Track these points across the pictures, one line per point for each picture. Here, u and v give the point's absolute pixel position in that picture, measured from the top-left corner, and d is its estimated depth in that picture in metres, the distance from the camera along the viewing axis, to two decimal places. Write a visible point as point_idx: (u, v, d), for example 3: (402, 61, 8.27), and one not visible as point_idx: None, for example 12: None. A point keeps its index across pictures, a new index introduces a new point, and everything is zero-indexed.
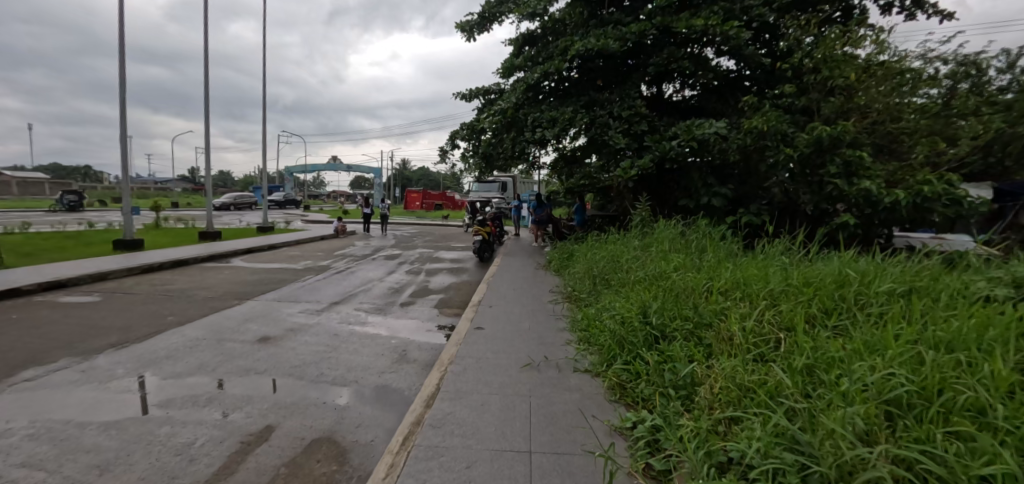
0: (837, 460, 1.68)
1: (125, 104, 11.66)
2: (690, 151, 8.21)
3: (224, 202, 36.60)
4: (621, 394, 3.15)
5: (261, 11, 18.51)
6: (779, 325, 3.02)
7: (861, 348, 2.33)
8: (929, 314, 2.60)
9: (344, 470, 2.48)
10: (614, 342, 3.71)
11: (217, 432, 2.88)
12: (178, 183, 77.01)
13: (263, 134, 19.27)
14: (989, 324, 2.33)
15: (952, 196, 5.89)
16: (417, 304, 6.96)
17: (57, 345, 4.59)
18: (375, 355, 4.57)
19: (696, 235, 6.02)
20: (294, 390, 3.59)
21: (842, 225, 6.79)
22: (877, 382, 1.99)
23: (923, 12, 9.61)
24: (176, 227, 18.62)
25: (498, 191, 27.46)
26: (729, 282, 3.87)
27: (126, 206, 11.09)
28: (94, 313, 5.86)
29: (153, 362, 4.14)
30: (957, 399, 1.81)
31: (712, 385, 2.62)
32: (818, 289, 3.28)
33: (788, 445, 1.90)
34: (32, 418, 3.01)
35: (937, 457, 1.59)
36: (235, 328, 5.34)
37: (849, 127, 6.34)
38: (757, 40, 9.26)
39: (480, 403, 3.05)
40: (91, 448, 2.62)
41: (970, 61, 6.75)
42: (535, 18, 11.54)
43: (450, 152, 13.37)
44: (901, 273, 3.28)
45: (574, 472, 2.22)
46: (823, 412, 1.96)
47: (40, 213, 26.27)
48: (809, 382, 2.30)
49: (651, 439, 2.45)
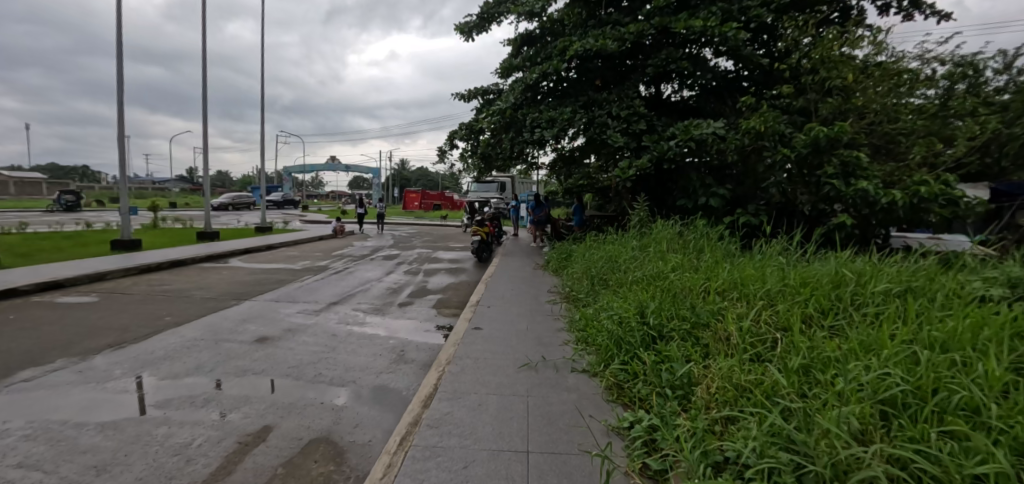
0: (832, 460, 1.68)
1: (124, 104, 11.69)
2: (688, 151, 8.23)
3: (224, 202, 36.66)
4: (619, 394, 3.15)
5: (262, 14, 18.62)
6: (776, 325, 3.03)
7: (856, 348, 2.35)
8: (924, 314, 2.61)
9: (341, 470, 2.48)
10: (611, 342, 3.72)
11: (214, 432, 2.88)
12: (177, 184, 76.61)
13: (263, 134, 19.30)
14: (983, 324, 2.34)
15: (948, 197, 5.94)
16: (415, 304, 6.97)
17: (55, 346, 4.58)
18: (373, 356, 4.57)
19: (695, 235, 6.02)
20: (291, 391, 3.59)
21: (840, 226, 6.81)
22: (872, 382, 2.01)
23: (921, 12, 9.64)
24: (174, 227, 18.65)
25: (496, 191, 27.61)
26: (727, 282, 3.89)
27: (123, 207, 11.06)
28: (92, 314, 5.85)
29: (151, 363, 4.14)
30: (952, 398, 1.82)
31: (709, 385, 2.63)
32: (814, 289, 3.29)
33: (783, 444, 1.90)
34: (29, 418, 3.00)
35: (932, 456, 1.60)
36: (233, 328, 5.33)
37: (847, 127, 6.36)
38: (755, 41, 9.29)
39: (478, 403, 3.06)
40: (88, 448, 2.62)
41: (967, 62, 6.82)
42: (534, 19, 11.56)
43: (449, 152, 13.41)
44: (898, 273, 3.29)
45: (571, 472, 2.22)
46: (818, 412, 1.97)
47: (37, 213, 26.12)
48: (805, 382, 2.31)
49: (647, 439, 2.45)
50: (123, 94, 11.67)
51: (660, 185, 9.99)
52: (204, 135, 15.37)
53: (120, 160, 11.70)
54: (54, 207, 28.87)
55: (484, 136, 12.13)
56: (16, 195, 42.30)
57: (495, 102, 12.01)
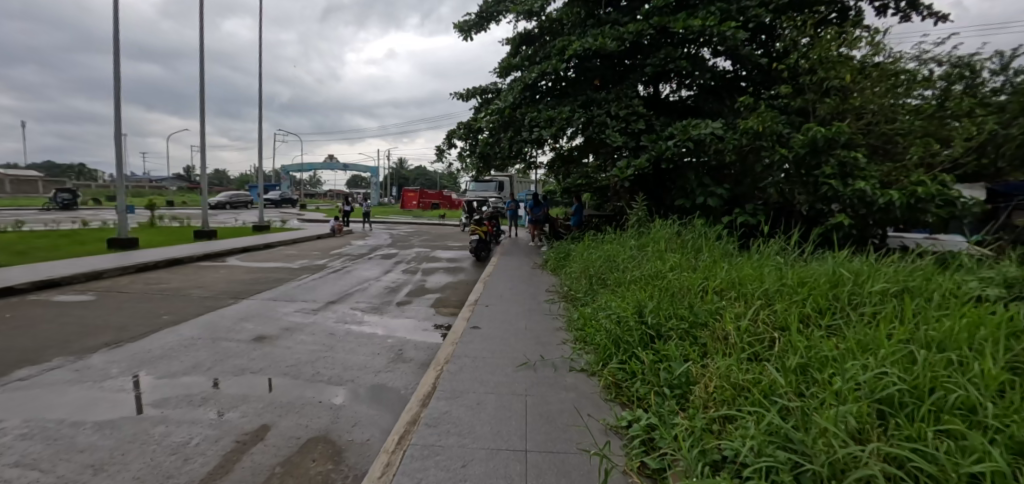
0: (830, 458, 1.69)
1: (119, 101, 11.63)
2: (686, 151, 8.22)
3: (219, 201, 36.20)
4: (617, 394, 3.15)
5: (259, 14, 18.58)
6: (774, 325, 3.04)
7: (854, 348, 2.36)
8: (922, 314, 2.62)
9: (339, 469, 2.48)
10: (610, 341, 3.72)
11: (211, 431, 2.87)
12: (174, 184, 75.19)
13: (260, 133, 19.25)
14: (980, 323, 2.36)
15: (944, 197, 5.98)
16: (414, 304, 6.94)
17: (52, 344, 4.57)
18: (371, 355, 4.54)
19: (693, 236, 6.02)
20: (290, 390, 3.58)
21: (838, 226, 6.83)
22: (869, 381, 2.02)
23: (918, 13, 9.70)
24: (172, 226, 18.54)
25: (495, 191, 27.82)
26: (724, 282, 3.89)
27: (119, 206, 10.93)
28: (89, 313, 5.80)
29: (148, 362, 4.11)
30: (948, 398, 1.83)
31: (707, 384, 2.64)
32: (812, 288, 3.31)
33: (780, 443, 1.90)
34: (25, 417, 2.99)
35: (928, 455, 1.61)
36: (231, 327, 5.31)
37: (845, 128, 6.39)
38: (754, 41, 9.32)
39: (476, 402, 3.05)
40: (85, 448, 2.61)
41: (964, 63, 6.99)
42: (532, 18, 11.51)
43: (447, 152, 13.44)
44: (895, 273, 3.31)
45: (570, 471, 2.22)
46: (816, 411, 1.97)
47: (32, 212, 24.80)
48: (802, 380, 2.32)
49: (646, 438, 2.45)
50: (118, 91, 11.60)
51: (659, 185, 10.01)
52: (202, 134, 15.34)
53: (115, 159, 11.57)
54: (51, 204, 28.70)
55: (483, 136, 12.14)
56: (12, 194, 41.27)
57: (494, 101, 12.02)
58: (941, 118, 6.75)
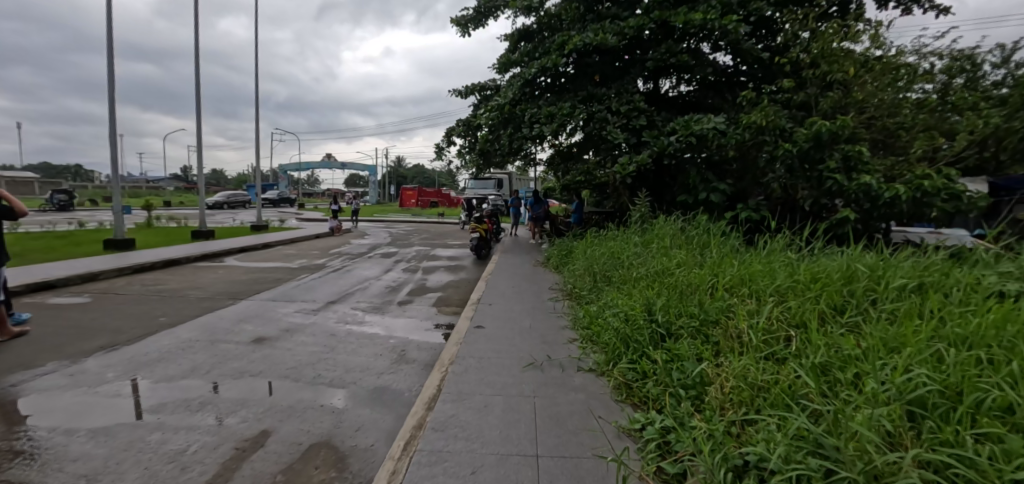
0: (865, 466, 1.59)
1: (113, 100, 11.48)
2: (688, 146, 8.10)
3: (219, 201, 36.64)
4: (628, 394, 3.06)
5: (256, 15, 18.53)
6: (789, 322, 2.95)
7: (878, 346, 2.27)
8: (944, 310, 2.54)
9: (343, 477, 2.39)
10: (618, 341, 3.62)
11: (210, 437, 2.78)
12: (171, 184, 75.24)
13: (257, 133, 19.11)
14: (1006, 318, 2.27)
15: (950, 191, 5.93)
16: (415, 303, 6.85)
17: (46, 348, 4.47)
18: (373, 356, 4.46)
19: (696, 232, 5.95)
20: (291, 393, 3.49)
21: (843, 221, 6.76)
22: (898, 383, 1.92)
23: (921, 7, 9.60)
24: (169, 226, 18.45)
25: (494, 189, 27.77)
26: (735, 278, 3.81)
27: (114, 207, 10.79)
28: (84, 315, 5.71)
29: (144, 365, 4.02)
30: (983, 398, 1.74)
31: (723, 384, 2.55)
32: (826, 284, 3.23)
33: (810, 448, 1.80)
34: (16, 425, 2.89)
35: (968, 460, 1.51)
36: (229, 329, 5.21)
37: (849, 121, 6.27)
38: (754, 35, 9.23)
39: (483, 404, 2.97)
40: (79, 456, 2.52)
41: (964, 56, 6.95)
42: (530, 13, 11.05)
43: (446, 149, 13.36)
44: (911, 268, 3.22)
45: (583, 477, 2.13)
46: (844, 413, 1.88)
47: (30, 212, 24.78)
48: (826, 381, 2.23)
49: (662, 441, 2.37)
50: (111, 91, 11.46)
51: (659, 180, 10.01)
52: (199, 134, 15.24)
53: (110, 160, 11.45)
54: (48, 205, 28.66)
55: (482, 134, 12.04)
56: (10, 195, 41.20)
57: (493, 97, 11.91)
58: (941, 112, 6.80)
